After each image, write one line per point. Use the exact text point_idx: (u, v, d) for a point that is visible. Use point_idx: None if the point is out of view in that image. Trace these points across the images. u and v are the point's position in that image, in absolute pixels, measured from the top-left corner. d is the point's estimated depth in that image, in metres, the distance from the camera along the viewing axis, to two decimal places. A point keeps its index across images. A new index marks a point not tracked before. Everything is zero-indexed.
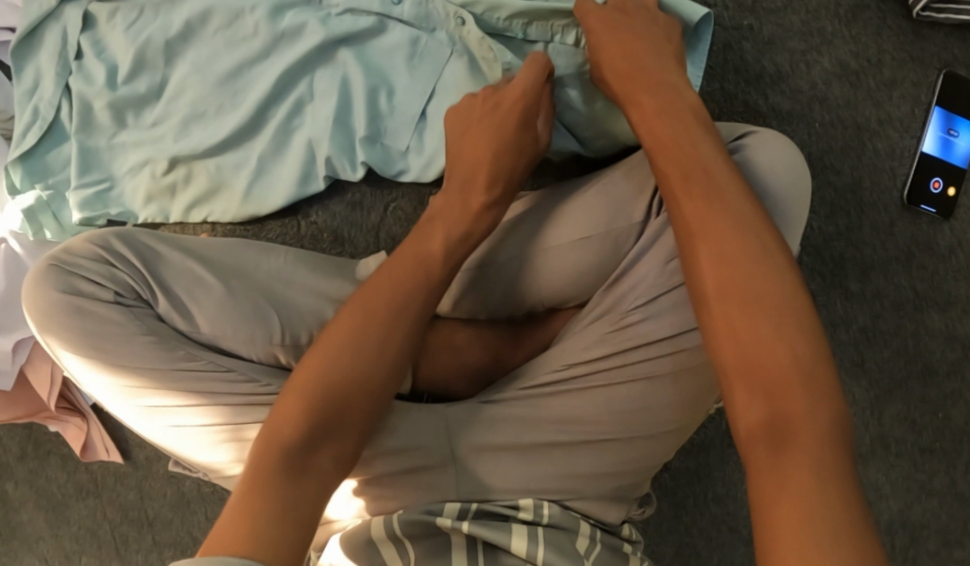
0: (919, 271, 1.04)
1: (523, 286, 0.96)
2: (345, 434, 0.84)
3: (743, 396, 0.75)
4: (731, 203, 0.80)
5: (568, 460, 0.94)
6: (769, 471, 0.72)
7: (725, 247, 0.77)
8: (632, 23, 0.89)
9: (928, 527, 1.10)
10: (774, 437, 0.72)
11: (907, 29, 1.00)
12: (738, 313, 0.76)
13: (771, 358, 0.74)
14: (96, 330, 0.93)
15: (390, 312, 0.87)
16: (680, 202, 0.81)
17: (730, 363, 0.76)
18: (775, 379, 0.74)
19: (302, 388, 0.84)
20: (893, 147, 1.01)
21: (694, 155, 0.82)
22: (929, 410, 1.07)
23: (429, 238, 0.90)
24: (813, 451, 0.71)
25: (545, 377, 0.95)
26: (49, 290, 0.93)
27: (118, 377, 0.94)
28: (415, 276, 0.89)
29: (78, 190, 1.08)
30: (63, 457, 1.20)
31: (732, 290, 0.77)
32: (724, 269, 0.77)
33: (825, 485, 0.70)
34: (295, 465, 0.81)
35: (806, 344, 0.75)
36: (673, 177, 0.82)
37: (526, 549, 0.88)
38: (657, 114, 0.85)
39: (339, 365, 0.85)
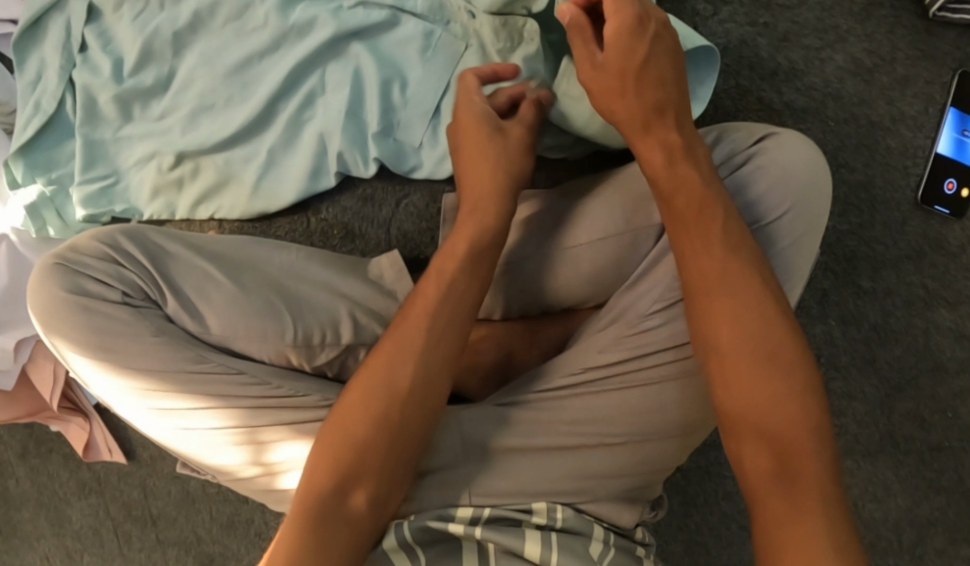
0: (930, 269, 1.04)
1: (541, 285, 0.97)
2: (378, 479, 0.87)
3: (747, 439, 0.81)
4: (744, 267, 0.83)
5: (581, 461, 0.93)
6: (778, 510, 0.79)
7: (730, 301, 0.82)
8: (638, 47, 0.86)
9: (935, 525, 1.10)
10: (782, 479, 0.79)
11: (921, 27, 1.00)
12: (743, 362, 0.81)
13: (779, 412, 0.80)
14: (103, 330, 0.91)
15: (410, 359, 0.88)
16: (696, 264, 0.84)
17: (735, 409, 0.82)
18: (776, 423, 0.80)
19: (330, 444, 0.87)
20: (906, 145, 1.01)
21: (710, 211, 0.84)
22: (938, 408, 1.07)
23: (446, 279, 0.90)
24: (818, 497, 0.78)
25: (562, 380, 0.94)
26: (55, 289, 0.92)
27: (127, 380, 0.92)
28: (435, 321, 0.89)
29: (83, 185, 1.07)
30: (65, 455, 1.19)
31: (744, 349, 0.82)
32: (730, 322, 0.82)
33: (824, 516, 0.78)
34: (332, 511, 0.86)
35: (802, 389, 0.81)
36: (690, 236, 0.84)
37: (539, 555, 0.88)
38: (675, 162, 0.86)
39: (364, 418, 0.87)
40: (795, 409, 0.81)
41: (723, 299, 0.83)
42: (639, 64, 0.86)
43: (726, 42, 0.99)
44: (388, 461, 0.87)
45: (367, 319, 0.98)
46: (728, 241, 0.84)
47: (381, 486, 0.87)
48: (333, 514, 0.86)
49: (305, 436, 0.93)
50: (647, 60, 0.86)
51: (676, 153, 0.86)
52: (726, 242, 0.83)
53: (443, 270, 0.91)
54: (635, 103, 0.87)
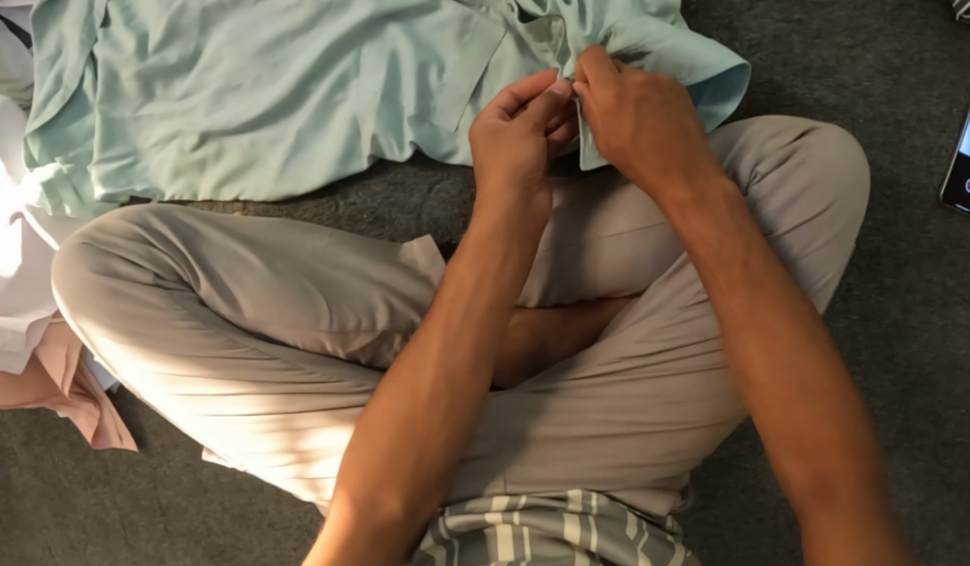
0: (950, 267, 1.05)
1: (576, 273, 0.98)
2: (405, 487, 0.86)
3: (789, 458, 0.81)
4: (769, 304, 0.82)
5: (616, 451, 0.93)
6: (820, 520, 0.79)
7: (766, 319, 0.82)
8: (625, 120, 0.87)
9: (946, 520, 1.11)
10: (822, 496, 0.79)
11: (948, 29, 1.01)
12: (785, 388, 0.81)
13: (814, 426, 0.80)
14: (133, 313, 0.89)
15: (429, 368, 0.88)
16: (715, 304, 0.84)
17: (775, 429, 0.82)
18: (819, 441, 0.80)
19: (359, 452, 0.88)
20: (930, 144, 1.03)
21: (736, 242, 0.84)
22: (953, 404, 1.08)
23: (466, 285, 0.89)
24: (857, 509, 0.78)
25: (595, 369, 0.95)
26: (83, 268, 0.89)
27: (156, 364, 0.90)
28: (456, 327, 0.88)
29: (101, 163, 1.05)
30: (72, 443, 1.19)
31: (774, 376, 0.81)
32: (766, 343, 0.82)
33: (868, 526, 0.78)
34: (366, 523, 0.86)
35: (840, 404, 0.81)
36: (712, 283, 0.84)
37: (579, 536, 0.88)
38: (687, 214, 0.85)
39: (390, 427, 0.87)
40: (837, 425, 0.80)
41: (752, 337, 0.82)
42: (631, 137, 0.87)
43: (762, 36, 1.03)
44: (415, 468, 0.87)
45: (401, 305, 0.97)
46: (749, 279, 0.83)
47: (410, 492, 0.87)
48: (363, 523, 0.86)
49: (341, 423, 0.92)
50: (637, 130, 0.87)
51: (687, 206, 0.85)
52: (747, 283, 0.83)
53: (458, 276, 0.90)
54: (644, 168, 0.87)
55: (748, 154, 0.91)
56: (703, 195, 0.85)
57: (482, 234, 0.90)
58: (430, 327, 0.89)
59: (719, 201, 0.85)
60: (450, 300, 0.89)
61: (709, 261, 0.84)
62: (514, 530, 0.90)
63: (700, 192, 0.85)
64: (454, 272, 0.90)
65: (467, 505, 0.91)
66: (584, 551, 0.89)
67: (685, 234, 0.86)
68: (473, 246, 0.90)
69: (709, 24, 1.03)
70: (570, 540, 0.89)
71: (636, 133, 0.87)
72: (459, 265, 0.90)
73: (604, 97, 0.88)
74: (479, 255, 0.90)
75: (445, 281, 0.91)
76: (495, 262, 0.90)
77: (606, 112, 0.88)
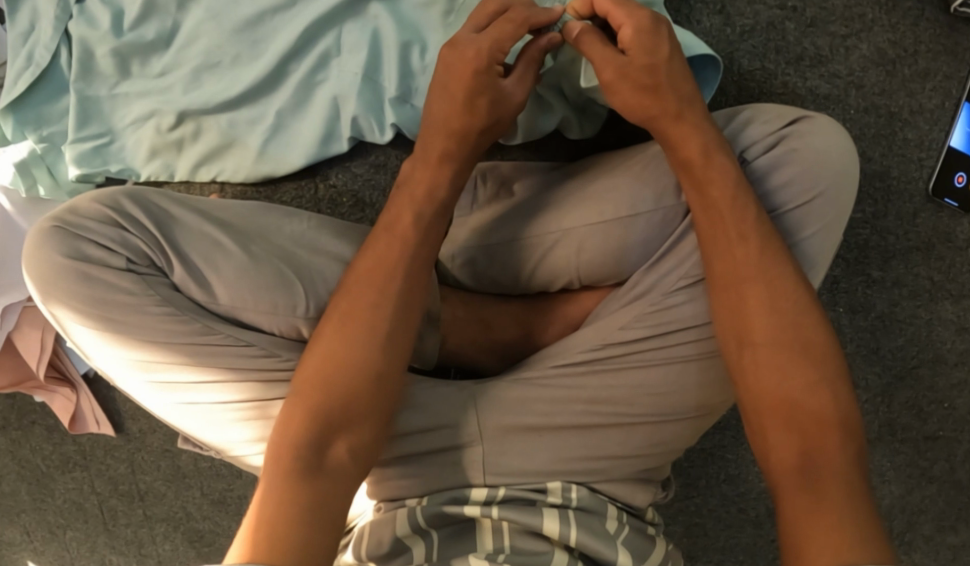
0: (937, 261, 1.04)
1: (558, 262, 0.96)
2: (354, 425, 0.84)
3: (776, 432, 0.81)
4: (774, 264, 0.84)
5: (596, 441, 0.94)
6: (802, 507, 0.76)
7: (771, 280, 0.83)
8: (661, 45, 0.86)
9: (925, 512, 1.12)
10: (809, 473, 0.78)
11: (943, 21, 0.99)
12: (786, 357, 0.82)
13: (808, 402, 0.80)
14: (105, 299, 0.87)
15: (369, 309, 0.87)
16: (724, 259, 0.85)
17: (767, 403, 0.82)
18: (808, 417, 0.80)
19: (299, 399, 0.84)
20: (921, 138, 1.02)
21: (739, 202, 0.85)
22: (936, 398, 1.08)
23: (411, 229, 0.89)
24: (843, 498, 0.76)
25: (578, 356, 0.94)
26: (53, 253, 0.87)
27: (130, 350, 0.88)
28: (399, 259, 0.88)
29: (76, 143, 1.02)
30: (48, 427, 1.17)
31: (773, 338, 0.82)
32: (771, 302, 0.83)
33: (852, 504, 0.76)
34: (313, 465, 0.82)
35: (832, 388, 0.81)
36: (723, 231, 0.85)
37: (558, 530, 0.89)
38: (711, 157, 0.85)
39: (334, 371, 0.85)
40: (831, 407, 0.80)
41: (754, 291, 0.83)
42: (664, 62, 0.86)
43: (756, 23, 1.01)
44: (360, 409, 0.85)
45: None
46: (761, 234, 0.84)
47: (358, 432, 0.85)
48: (311, 467, 0.82)
49: None
50: (672, 56, 0.86)
51: (708, 151, 0.85)
52: (759, 237, 0.84)
53: (397, 216, 0.90)
54: (668, 100, 0.86)
55: (737, 142, 0.91)
56: (717, 145, 0.86)
57: (426, 176, 0.90)
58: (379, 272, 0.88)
59: (723, 167, 0.85)
60: (384, 236, 0.89)
61: (722, 208, 0.85)
62: (493, 523, 0.91)
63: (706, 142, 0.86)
64: (401, 219, 0.90)
65: (445, 494, 0.92)
66: (563, 545, 0.89)
67: (696, 196, 0.86)
68: (412, 203, 0.90)
69: (701, 9, 1.01)
70: (548, 534, 0.89)
71: (670, 60, 0.86)
72: (398, 209, 0.90)
73: (642, 16, 0.86)
74: (414, 190, 0.90)
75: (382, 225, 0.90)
76: (429, 196, 0.90)
77: (641, 31, 0.86)
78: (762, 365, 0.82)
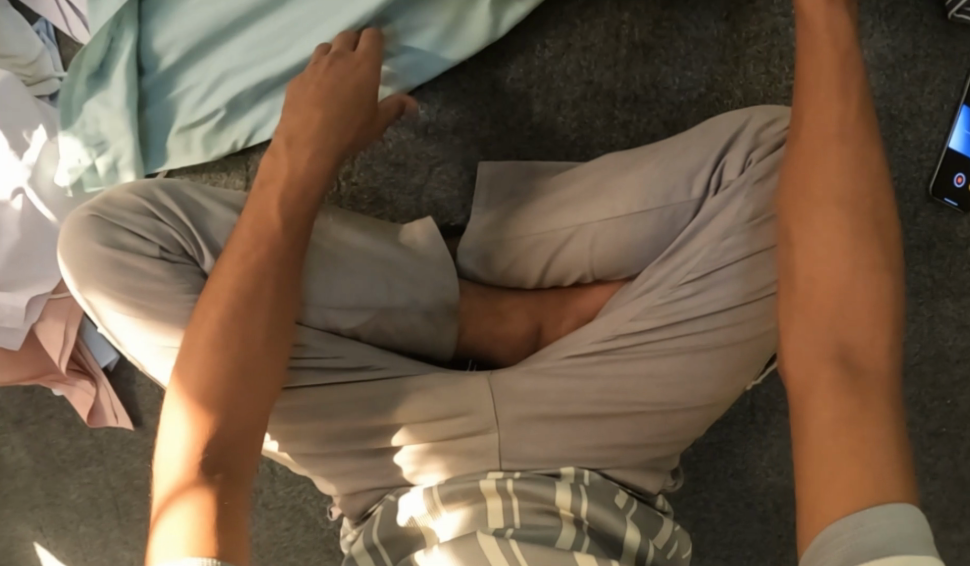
0: (938, 260, 1.08)
1: (572, 257, 0.99)
2: (243, 422, 0.80)
3: (824, 322, 0.74)
4: (864, 151, 0.78)
5: (609, 431, 0.95)
6: (828, 457, 0.68)
7: (854, 153, 0.78)
8: None
9: (929, 509, 1.14)
10: (850, 374, 0.71)
11: (940, 27, 1.04)
12: (861, 239, 0.76)
13: (857, 291, 0.75)
14: (138, 286, 0.88)
15: (244, 299, 0.83)
16: (812, 130, 0.80)
17: (820, 293, 0.75)
18: (857, 311, 0.74)
19: (181, 401, 0.80)
20: (920, 139, 1.06)
21: (845, 65, 0.80)
22: (938, 395, 1.11)
23: (267, 230, 0.85)
24: (883, 398, 0.70)
25: (590, 347, 0.96)
26: (88, 240, 0.88)
27: (160, 337, 0.89)
28: (262, 247, 0.85)
29: (195, 114, 1.05)
30: (65, 422, 1.18)
31: (841, 214, 0.77)
32: (855, 171, 0.78)
33: (887, 406, 0.70)
34: (206, 466, 0.77)
35: (881, 287, 0.75)
36: (815, 92, 0.80)
37: (569, 502, 0.91)
38: (826, 13, 0.81)
39: (216, 364, 0.81)
40: (878, 311, 0.74)
41: (832, 154, 0.78)
42: None
43: (759, 28, 1.03)
44: (245, 403, 0.81)
45: (403, 286, 0.97)
46: (855, 109, 0.79)
47: (248, 428, 0.80)
48: (203, 468, 0.77)
49: (341, 398, 0.94)
50: None
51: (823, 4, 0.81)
52: (855, 115, 0.79)
53: (259, 204, 0.87)
54: None
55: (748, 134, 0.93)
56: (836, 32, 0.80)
57: (285, 166, 0.88)
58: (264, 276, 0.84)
59: (824, 41, 0.80)
60: (244, 225, 0.86)
61: (821, 64, 0.80)
62: (504, 504, 0.91)
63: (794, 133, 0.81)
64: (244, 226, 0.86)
65: (455, 480, 0.93)
66: (572, 520, 0.91)
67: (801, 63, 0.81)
68: (277, 198, 0.87)
69: (708, 13, 1.03)
70: (560, 509, 0.91)
71: None
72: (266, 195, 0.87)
73: None
74: (275, 180, 0.88)
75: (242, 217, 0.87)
76: (286, 183, 0.87)
77: None
78: (826, 234, 0.77)
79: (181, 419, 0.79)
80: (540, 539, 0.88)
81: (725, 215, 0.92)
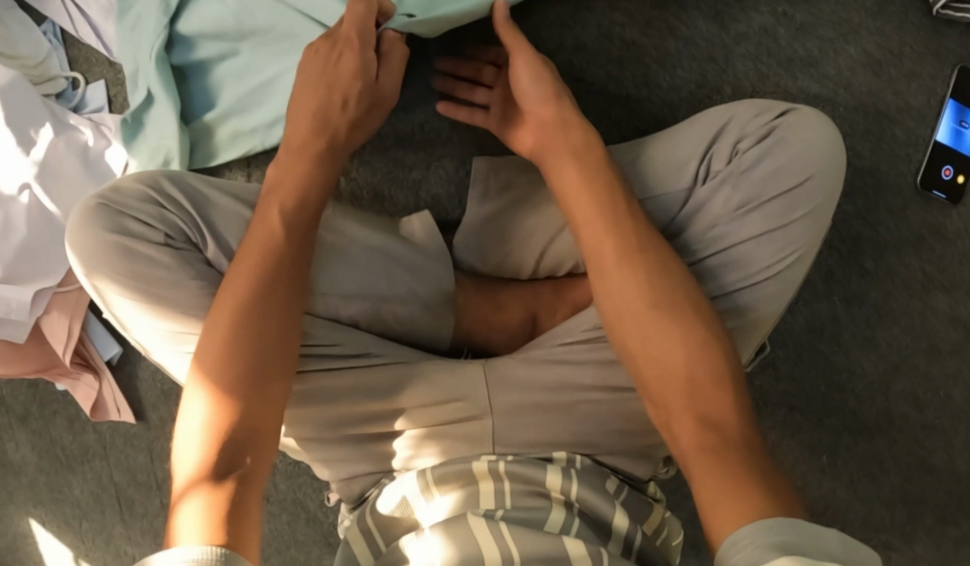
0: (928, 252, 1.09)
1: (565, 245, 1.00)
2: (262, 399, 0.82)
3: (686, 410, 0.79)
4: (669, 248, 0.86)
5: (601, 417, 0.97)
6: (709, 494, 0.74)
7: (651, 260, 0.85)
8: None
9: (926, 502, 1.15)
10: (714, 446, 0.76)
11: (926, 24, 1.07)
12: (679, 321, 0.82)
13: (691, 367, 0.81)
14: (144, 272, 0.91)
15: (267, 274, 0.85)
16: (592, 238, 0.87)
17: (673, 383, 0.81)
18: (707, 384, 0.80)
19: (205, 367, 0.82)
20: (909, 134, 1.07)
21: (604, 173, 0.89)
22: (931, 387, 1.12)
23: (276, 211, 0.88)
24: (752, 459, 0.75)
25: (582, 335, 0.98)
26: (97, 228, 0.91)
27: (166, 322, 0.91)
28: (286, 220, 0.87)
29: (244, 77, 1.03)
30: (70, 418, 1.19)
31: (659, 303, 0.83)
32: (654, 274, 0.84)
33: (745, 463, 0.75)
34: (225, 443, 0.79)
35: (709, 359, 0.81)
36: (613, 210, 0.87)
37: (560, 484, 0.92)
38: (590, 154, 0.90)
39: (238, 336, 0.83)
40: (712, 379, 0.80)
41: (633, 270, 0.84)
42: None
43: (749, 28, 1.06)
44: (264, 380, 0.83)
45: (400, 273, 0.99)
46: (629, 196, 0.87)
47: (264, 404, 0.82)
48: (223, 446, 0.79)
49: (334, 382, 0.96)
50: None
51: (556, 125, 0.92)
52: (642, 221, 0.87)
53: (286, 182, 0.89)
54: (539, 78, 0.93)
55: (731, 127, 0.96)
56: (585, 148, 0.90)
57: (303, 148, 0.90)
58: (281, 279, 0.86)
59: (603, 163, 0.89)
60: (280, 192, 0.89)
61: (604, 183, 0.88)
62: (496, 486, 0.91)
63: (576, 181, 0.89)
64: (259, 223, 0.88)
65: (450, 462, 0.94)
66: (562, 502, 0.92)
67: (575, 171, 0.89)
68: (305, 170, 0.90)
69: (696, 13, 1.06)
70: (551, 490, 0.92)
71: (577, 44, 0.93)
72: (292, 172, 0.90)
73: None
74: (299, 157, 0.90)
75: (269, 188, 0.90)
76: (310, 161, 0.90)
77: None
78: (635, 342, 0.83)
79: (193, 407, 0.81)
80: (528, 521, 0.88)
81: (713, 205, 0.95)
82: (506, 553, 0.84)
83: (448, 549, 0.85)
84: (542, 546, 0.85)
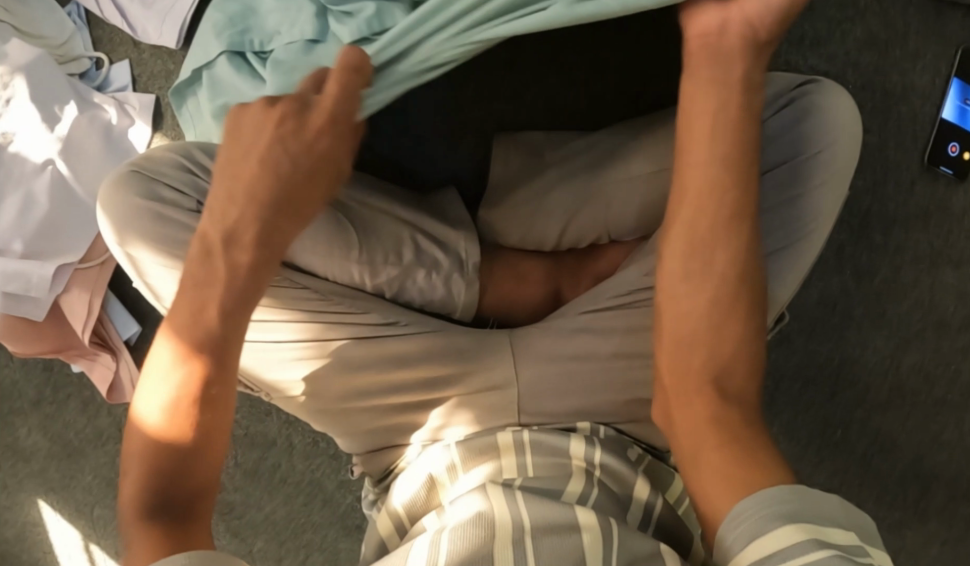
0: (936, 228, 1.12)
1: (590, 214, 1.01)
2: (210, 384, 0.79)
3: (691, 382, 0.81)
4: (742, 228, 0.81)
5: (626, 385, 0.98)
6: (710, 467, 0.76)
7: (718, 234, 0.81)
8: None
9: (939, 479, 1.16)
10: (721, 427, 0.78)
11: (930, 6, 1.09)
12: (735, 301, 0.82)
13: (721, 349, 0.81)
14: (176, 237, 0.90)
15: (220, 243, 0.80)
16: (689, 187, 0.81)
17: (694, 349, 0.81)
18: (718, 365, 0.81)
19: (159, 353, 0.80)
20: (915, 113, 1.10)
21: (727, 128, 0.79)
22: (942, 361, 1.13)
23: (242, 169, 0.81)
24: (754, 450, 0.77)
25: (604, 302, 0.99)
26: (129, 194, 0.91)
27: None
28: (251, 176, 0.80)
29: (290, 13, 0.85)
30: (84, 400, 1.21)
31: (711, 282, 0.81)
32: (722, 248, 0.81)
33: (732, 454, 0.76)
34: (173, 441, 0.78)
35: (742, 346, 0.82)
36: (702, 172, 0.80)
37: (583, 452, 0.93)
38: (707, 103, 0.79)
39: (188, 318, 0.80)
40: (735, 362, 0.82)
41: (710, 244, 0.81)
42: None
43: None
44: (212, 364, 0.79)
45: (427, 243, 1.00)
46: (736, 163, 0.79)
47: (214, 388, 0.79)
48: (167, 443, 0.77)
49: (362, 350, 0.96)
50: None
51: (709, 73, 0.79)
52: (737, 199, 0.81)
53: (240, 137, 0.81)
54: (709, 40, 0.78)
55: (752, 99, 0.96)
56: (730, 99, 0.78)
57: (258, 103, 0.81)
58: (242, 256, 0.80)
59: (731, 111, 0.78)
60: (242, 142, 0.81)
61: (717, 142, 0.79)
62: (520, 460, 0.92)
63: (714, 177, 0.79)
64: (215, 184, 0.82)
65: (477, 435, 0.95)
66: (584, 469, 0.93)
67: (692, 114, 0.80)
68: (258, 116, 0.80)
69: None
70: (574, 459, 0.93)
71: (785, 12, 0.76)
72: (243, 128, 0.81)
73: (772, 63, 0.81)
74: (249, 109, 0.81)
75: (236, 128, 0.81)
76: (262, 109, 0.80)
77: None
78: (691, 296, 0.82)
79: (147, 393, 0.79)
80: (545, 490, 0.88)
81: None
82: (516, 517, 0.83)
83: (468, 517, 0.83)
84: (553, 512, 0.84)
